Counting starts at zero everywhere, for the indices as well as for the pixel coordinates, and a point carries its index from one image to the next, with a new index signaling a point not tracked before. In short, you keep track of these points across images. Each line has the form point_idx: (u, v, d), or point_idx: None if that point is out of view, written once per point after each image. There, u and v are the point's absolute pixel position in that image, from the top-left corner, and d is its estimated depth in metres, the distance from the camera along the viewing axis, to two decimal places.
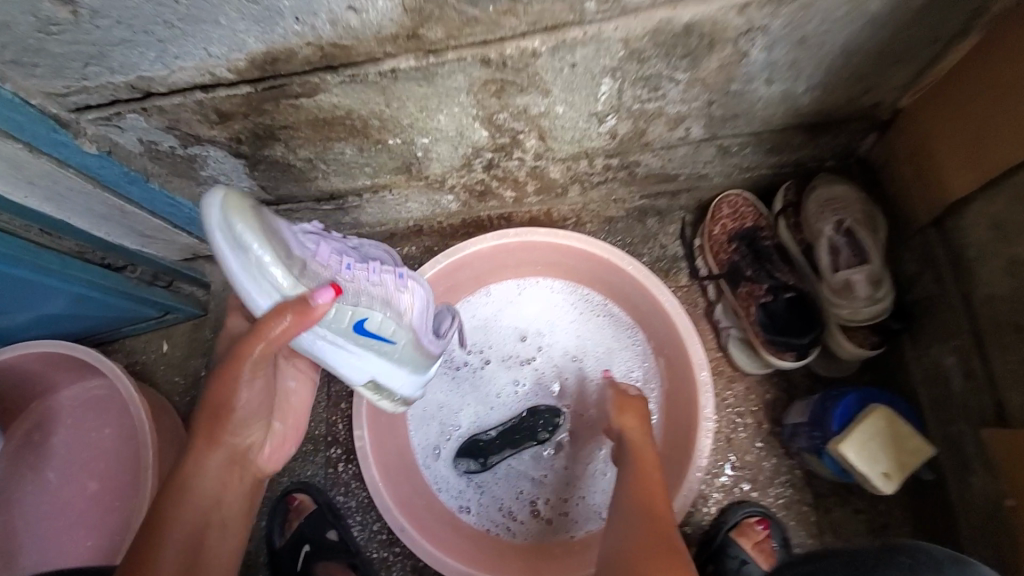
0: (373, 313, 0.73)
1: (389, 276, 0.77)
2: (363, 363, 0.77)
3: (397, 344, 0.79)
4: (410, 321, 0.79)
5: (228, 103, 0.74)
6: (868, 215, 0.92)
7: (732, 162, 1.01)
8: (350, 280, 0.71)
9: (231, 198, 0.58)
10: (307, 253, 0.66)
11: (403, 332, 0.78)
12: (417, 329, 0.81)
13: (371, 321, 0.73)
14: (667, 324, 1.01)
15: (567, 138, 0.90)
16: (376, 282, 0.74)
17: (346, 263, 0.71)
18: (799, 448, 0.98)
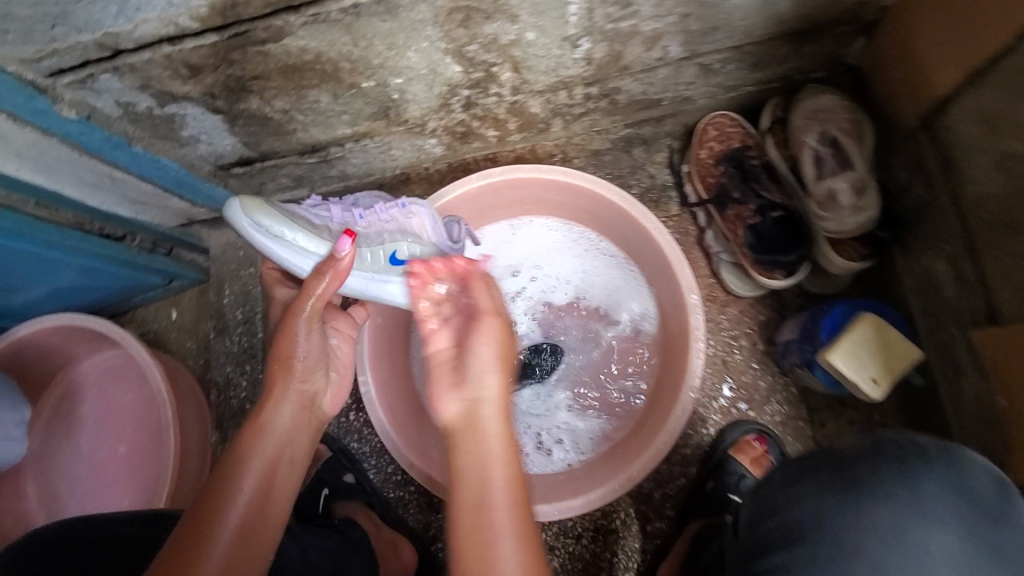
0: (398, 244, 0.85)
1: (393, 210, 0.84)
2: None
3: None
4: (430, 237, 0.86)
5: (197, 56, 0.73)
6: (854, 123, 0.90)
7: (715, 82, 1.00)
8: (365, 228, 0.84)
9: (247, 201, 0.75)
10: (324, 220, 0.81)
11: (427, 249, 0.86)
12: (442, 244, 0.88)
13: (399, 251, 0.85)
14: (655, 248, 1.00)
15: (542, 68, 0.89)
16: (386, 220, 0.84)
17: (357, 215, 0.83)
18: (792, 364, 0.98)
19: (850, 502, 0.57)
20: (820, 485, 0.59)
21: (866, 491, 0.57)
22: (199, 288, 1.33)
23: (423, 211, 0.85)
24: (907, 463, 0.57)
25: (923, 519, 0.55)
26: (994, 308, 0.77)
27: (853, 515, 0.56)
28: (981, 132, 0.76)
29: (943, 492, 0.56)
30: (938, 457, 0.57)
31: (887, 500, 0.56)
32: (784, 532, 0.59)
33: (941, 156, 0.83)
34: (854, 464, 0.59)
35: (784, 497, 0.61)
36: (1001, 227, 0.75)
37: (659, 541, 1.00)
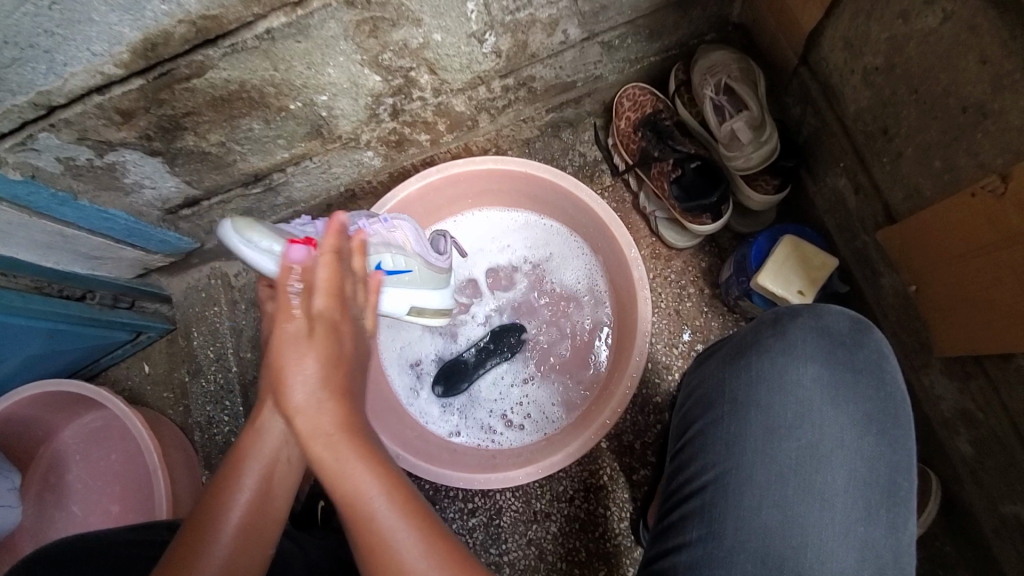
0: (384, 255, 0.83)
1: (375, 224, 0.84)
2: (393, 297, 0.87)
3: (414, 272, 0.88)
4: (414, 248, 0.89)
5: (127, 101, 0.77)
6: (745, 70, 0.99)
7: (619, 56, 1.08)
8: None
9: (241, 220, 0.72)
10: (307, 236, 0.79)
11: (412, 259, 0.88)
12: (424, 255, 0.90)
13: (385, 262, 0.83)
14: (591, 216, 1.07)
15: (456, 67, 0.95)
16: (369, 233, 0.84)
17: None
18: (735, 299, 1.06)
19: (742, 365, 0.69)
20: (721, 361, 0.72)
21: (751, 353, 0.69)
22: (167, 338, 1.34)
23: (406, 224, 0.89)
24: (778, 320, 0.70)
25: (797, 363, 0.67)
26: (890, 210, 0.87)
27: (746, 374, 0.68)
28: (845, 57, 0.86)
29: (811, 336, 0.68)
30: (803, 313, 0.70)
31: (768, 355, 0.68)
32: (704, 403, 0.70)
33: (822, 86, 0.94)
34: (743, 338, 0.71)
35: (700, 377, 0.74)
36: (880, 135, 0.85)
37: (647, 487, 1.08)
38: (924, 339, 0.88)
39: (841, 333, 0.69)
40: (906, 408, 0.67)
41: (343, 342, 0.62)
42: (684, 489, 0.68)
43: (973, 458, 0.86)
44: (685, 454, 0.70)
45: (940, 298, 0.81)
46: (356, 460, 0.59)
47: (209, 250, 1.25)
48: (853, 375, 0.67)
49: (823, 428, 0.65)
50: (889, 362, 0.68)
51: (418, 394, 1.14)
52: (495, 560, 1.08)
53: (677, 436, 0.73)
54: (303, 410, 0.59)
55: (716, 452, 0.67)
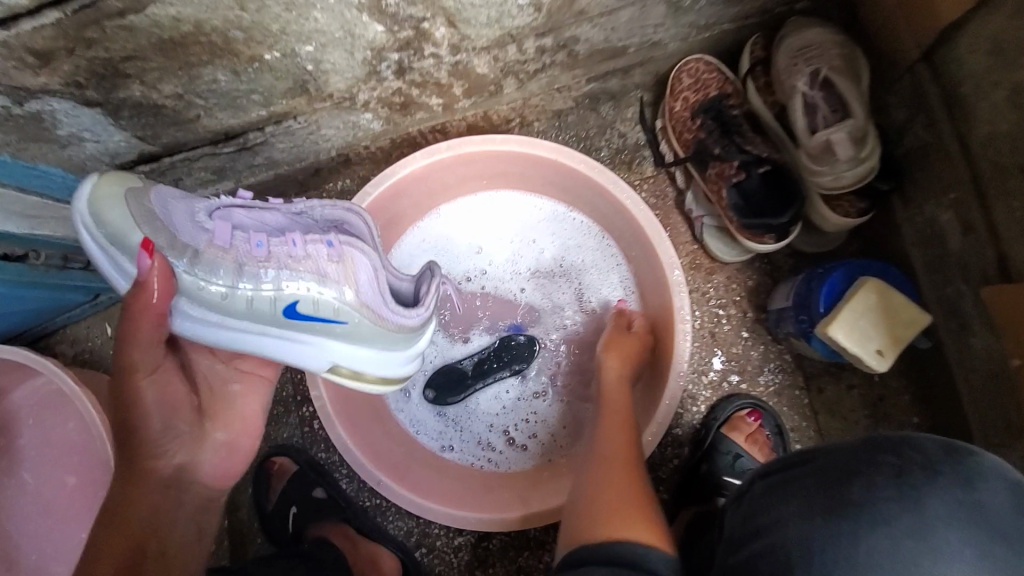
0: (303, 294, 0.66)
1: (314, 245, 0.66)
2: (310, 345, 0.70)
3: (351, 324, 0.69)
4: (357, 294, 0.68)
5: (40, 39, 0.58)
6: (847, 59, 0.79)
7: (686, 21, 0.85)
8: (262, 261, 0.64)
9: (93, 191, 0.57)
10: (199, 239, 0.61)
11: (349, 309, 0.68)
12: (374, 305, 0.69)
13: (303, 303, 0.66)
14: (630, 222, 0.89)
15: (482, 20, 0.74)
16: (299, 256, 0.65)
17: (257, 241, 0.64)
18: (786, 332, 0.90)
19: (845, 531, 0.49)
20: (808, 504, 0.51)
21: (861, 516, 0.49)
22: None
23: (362, 259, 0.68)
24: (907, 476, 0.50)
25: (935, 555, 0.47)
26: (1007, 264, 0.70)
27: (849, 550, 0.48)
28: (991, 62, 0.67)
29: (958, 515, 0.48)
30: (945, 470, 0.50)
31: (890, 530, 0.48)
32: (772, 565, 0.50)
33: (946, 93, 0.74)
34: (845, 481, 0.51)
35: (769, 516, 0.54)
36: (1016, 172, 0.67)
37: None
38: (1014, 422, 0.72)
39: (1009, 522, 0.48)
40: None
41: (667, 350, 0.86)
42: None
43: None
44: None
45: None
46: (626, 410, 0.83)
47: None
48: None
49: None
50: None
51: (408, 399, 0.99)
52: None
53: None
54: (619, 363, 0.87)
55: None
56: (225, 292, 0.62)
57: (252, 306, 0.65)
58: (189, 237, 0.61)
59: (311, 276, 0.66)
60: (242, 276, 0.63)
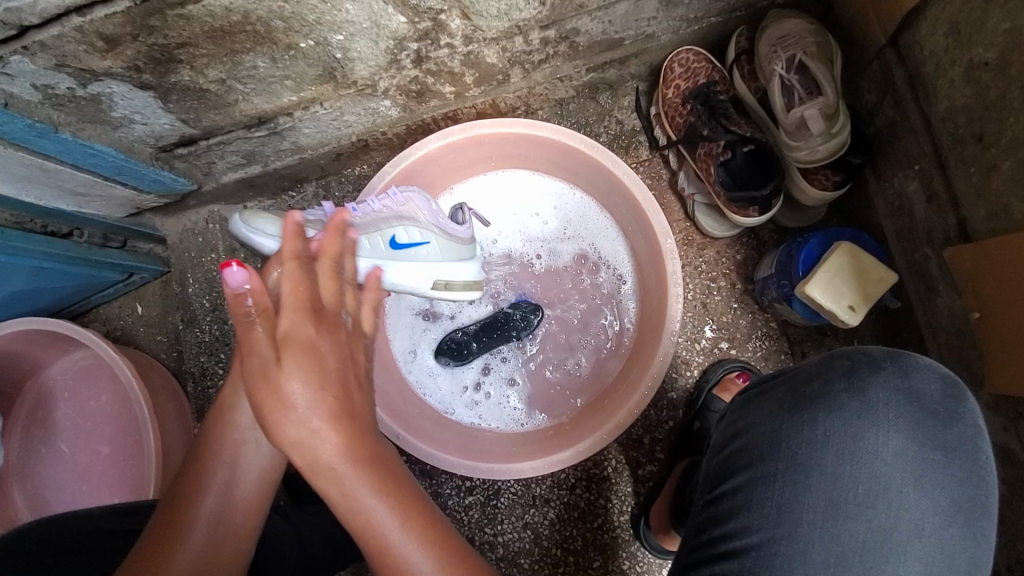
0: (395, 228, 0.83)
1: (387, 198, 0.85)
2: (413, 271, 0.84)
3: (431, 243, 0.86)
4: (427, 217, 0.86)
5: (110, 26, 0.67)
6: (821, 46, 0.88)
7: (677, 14, 0.94)
8: (361, 217, 0.82)
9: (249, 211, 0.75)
10: (316, 215, 0.79)
11: (428, 230, 0.85)
12: (439, 224, 0.88)
13: (399, 235, 0.83)
14: (627, 198, 0.97)
15: (492, 12, 0.83)
16: (381, 208, 0.83)
17: (351, 207, 0.82)
18: (771, 300, 0.97)
19: (803, 420, 0.62)
20: (778, 405, 0.64)
21: (817, 406, 0.62)
22: (162, 280, 1.27)
23: (412, 190, 0.87)
24: (856, 373, 0.62)
25: (874, 428, 0.60)
26: (966, 227, 0.78)
27: (809, 432, 0.61)
28: (946, 45, 0.76)
29: (889, 396, 0.61)
30: (886, 366, 0.62)
31: (843, 416, 0.61)
32: (750, 454, 0.63)
33: (909, 75, 0.83)
34: (806, 384, 0.63)
35: (745, 420, 0.66)
36: (973, 142, 0.75)
37: (652, 483, 1.03)
38: (973, 370, 0.79)
39: (932, 399, 0.61)
40: (994, 493, 0.60)
41: (319, 349, 0.55)
42: (716, 546, 0.61)
43: (1003, 496, 0.77)
44: (721, 501, 0.63)
45: (1005, 331, 0.72)
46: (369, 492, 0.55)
47: (206, 193, 1.15)
48: (942, 453, 0.60)
49: (904, 513, 0.59)
50: (981, 440, 0.61)
51: (419, 366, 1.06)
52: (489, 540, 1.04)
53: (711, 481, 0.66)
54: (300, 442, 0.53)
55: (762, 514, 0.60)
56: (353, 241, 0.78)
57: (369, 248, 0.79)
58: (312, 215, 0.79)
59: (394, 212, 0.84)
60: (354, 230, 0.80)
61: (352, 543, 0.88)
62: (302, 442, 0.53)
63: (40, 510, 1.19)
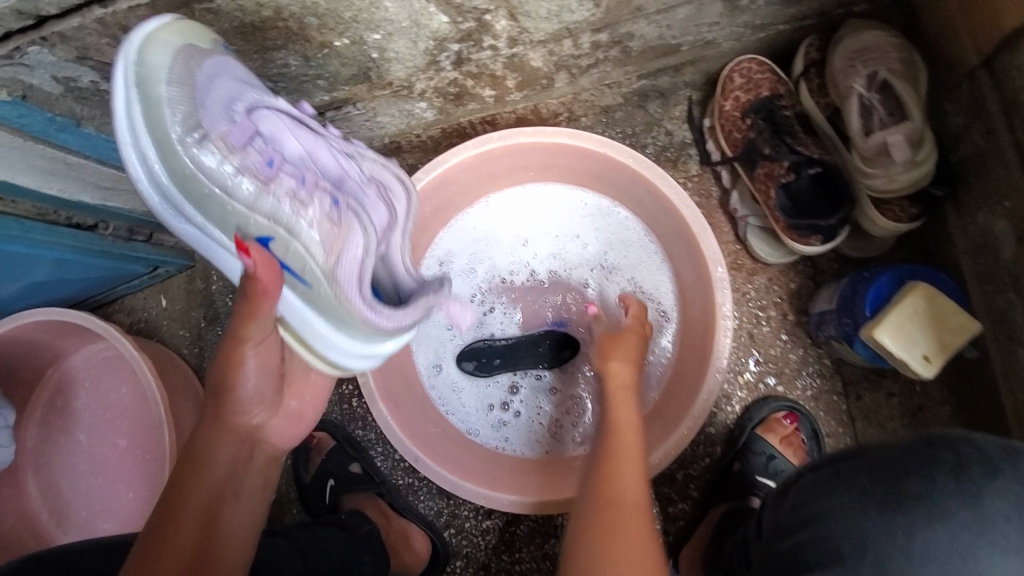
0: (276, 232, 0.58)
1: (322, 197, 0.60)
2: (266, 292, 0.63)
3: (313, 289, 0.61)
4: (336, 265, 0.60)
5: (134, 18, 0.62)
6: (907, 63, 0.80)
7: (742, 20, 0.86)
8: (264, 179, 0.58)
9: (164, 29, 0.55)
10: (217, 126, 0.56)
11: (318, 275, 0.60)
12: (346, 289, 0.60)
13: (273, 240, 0.59)
14: (675, 219, 0.90)
15: (542, 14, 0.76)
16: (300, 195, 0.59)
17: (269, 158, 0.58)
18: (828, 336, 0.89)
19: (897, 524, 0.54)
20: (861, 498, 0.57)
21: (914, 509, 0.54)
22: (186, 274, 1.24)
23: (357, 236, 0.61)
24: (966, 474, 0.54)
25: (990, 548, 0.52)
26: None
27: (904, 538, 0.54)
28: None
29: (1008, 508, 0.53)
30: (1004, 471, 0.54)
31: (948, 526, 0.53)
32: (826, 549, 0.56)
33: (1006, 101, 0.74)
34: (898, 477, 0.56)
35: (819, 506, 0.59)
36: None
37: (683, 523, 0.96)
38: None
39: None
40: None
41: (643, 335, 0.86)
42: None
43: None
44: None
45: None
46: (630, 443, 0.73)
47: None
48: None
49: None
50: None
51: (443, 381, 1.01)
52: (506, 567, 1.03)
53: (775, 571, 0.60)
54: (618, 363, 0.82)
55: None
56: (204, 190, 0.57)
57: (222, 216, 0.58)
58: (215, 123, 0.56)
59: (305, 228, 0.59)
60: (234, 180, 0.56)
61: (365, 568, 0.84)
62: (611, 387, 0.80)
63: (56, 499, 1.18)
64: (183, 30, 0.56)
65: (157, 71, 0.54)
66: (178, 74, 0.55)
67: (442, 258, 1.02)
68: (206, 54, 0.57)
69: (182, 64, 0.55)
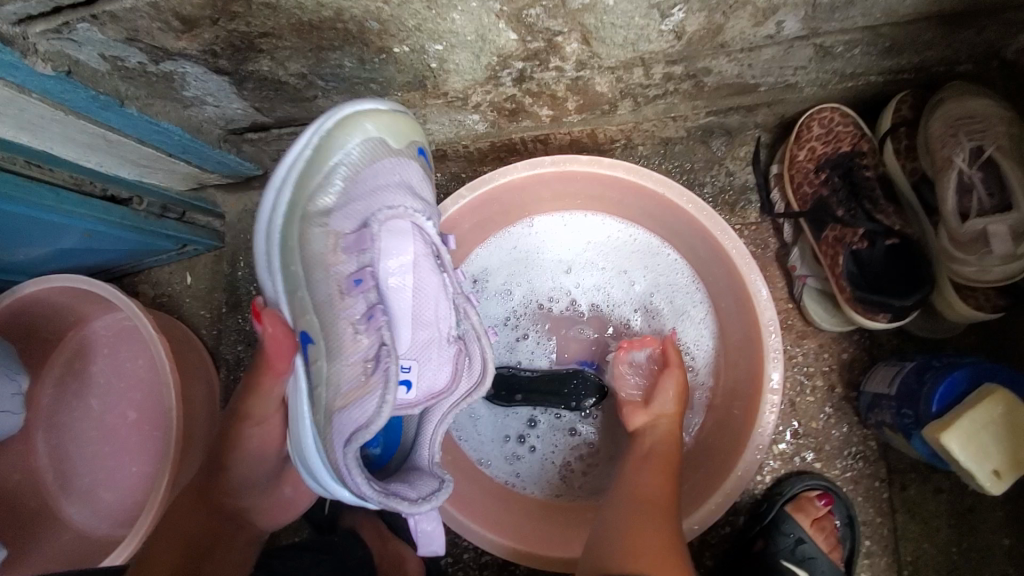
0: (318, 337, 0.68)
1: (372, 338, 0.67)
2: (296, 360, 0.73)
3: (315, 397, 0.68)
4: (341, 400, 0.66)
5: (188, 5, 0.58)
6: (1015, 139, 0.72)
7: (831, 68, 0.79)
8: (340, 290, 0.67)
9: (368, 114, 0.67)
10: (340, 227, 0.68)
11: (322, 394, 0.67)
12: (338, 424, 0.65)
13: (313, 341, 0.68)
14: (730, 277, 0.84)
15: (617, 40, 0.71)
16: (357, 324, 0.67)
17: (357, 278, 0.68)
18: (879, 421, 0.83)
19: None
20: None
21: None
22: (214, 254, 1.22)
23: (372, 400, 0.65)
24: None
25: None
26: None
27: None
28: None
29: None
30: None
31: None
32: None
33: None
34: None
35: None
36: None
37: None
38: None
39: None
40: None
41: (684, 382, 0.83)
42: None
43: None
44: None
45: None
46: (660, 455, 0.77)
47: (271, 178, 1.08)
48: None
49: None
50: None
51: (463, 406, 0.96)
52: None
53: None
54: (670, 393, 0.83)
55: None
56: (297, 263, 0.68)
57: (293, 291, 0.68)
58: (343, 224, 0.68)
59: (342, 358, 0.67)
60: (321, 273, 0.68)
61: None
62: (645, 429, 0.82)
63: (59, 462, 1.14)
64: (382, 126, 0.68)
65: (339, 154, 0.67)
66: (345, 170, 0.67)
67: (477, 275, 0.97)
68: (386, 152, 0.68)
69: (357, 165, 0.67)
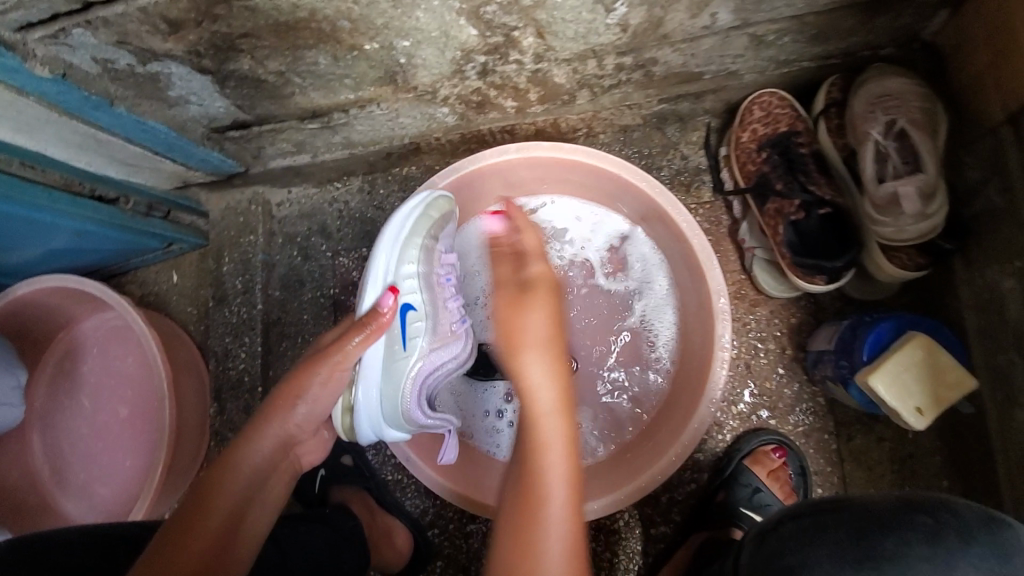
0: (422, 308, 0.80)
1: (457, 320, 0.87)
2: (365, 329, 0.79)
3: (405, 355, 0.78)
4: (424, 358, 0.80)
5: (175, 10, 0.64)
6: (927, 112, 0.80)
7: (766, 55, 0.87)
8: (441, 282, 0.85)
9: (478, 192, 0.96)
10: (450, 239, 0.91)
11: (415, 354, 0.79)
12: (422, 372, 0.79)
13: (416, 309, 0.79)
14: (684, 249, 0.91)
15: (570, 34, 0.78)
16: (448, 308, 0.85)
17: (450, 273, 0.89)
18: (824, 376, 0.90)
19: None
20: (841, 555, 0.56)
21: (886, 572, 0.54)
22: (199, 252, 1.26)
23: (455, 354, 0.85)
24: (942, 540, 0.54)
25: None
26: None
27: None
28: None
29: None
30: (979, 538, 0.55)
31: None
32: None
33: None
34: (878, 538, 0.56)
35: (799, 557, 0.58)
36: None
37: (663, 547, 0.97)
38: None
39: None
40: None
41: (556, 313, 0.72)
42: None
43: None
44: None
45: None
46: (554, 433, 0.64)
47: (253, 175, 1.14)
48: None
49: None
50: None
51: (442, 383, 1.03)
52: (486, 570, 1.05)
53: None
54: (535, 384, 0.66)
55: None
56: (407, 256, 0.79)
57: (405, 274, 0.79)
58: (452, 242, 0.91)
59: (436, 326, 0.82)
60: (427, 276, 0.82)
61: (343, 565, 0.85)
62: (531, 380, 0.67)
63: (52, 460, 1.17)
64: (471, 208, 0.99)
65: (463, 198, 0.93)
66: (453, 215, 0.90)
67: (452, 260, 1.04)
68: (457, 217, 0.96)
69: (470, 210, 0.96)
